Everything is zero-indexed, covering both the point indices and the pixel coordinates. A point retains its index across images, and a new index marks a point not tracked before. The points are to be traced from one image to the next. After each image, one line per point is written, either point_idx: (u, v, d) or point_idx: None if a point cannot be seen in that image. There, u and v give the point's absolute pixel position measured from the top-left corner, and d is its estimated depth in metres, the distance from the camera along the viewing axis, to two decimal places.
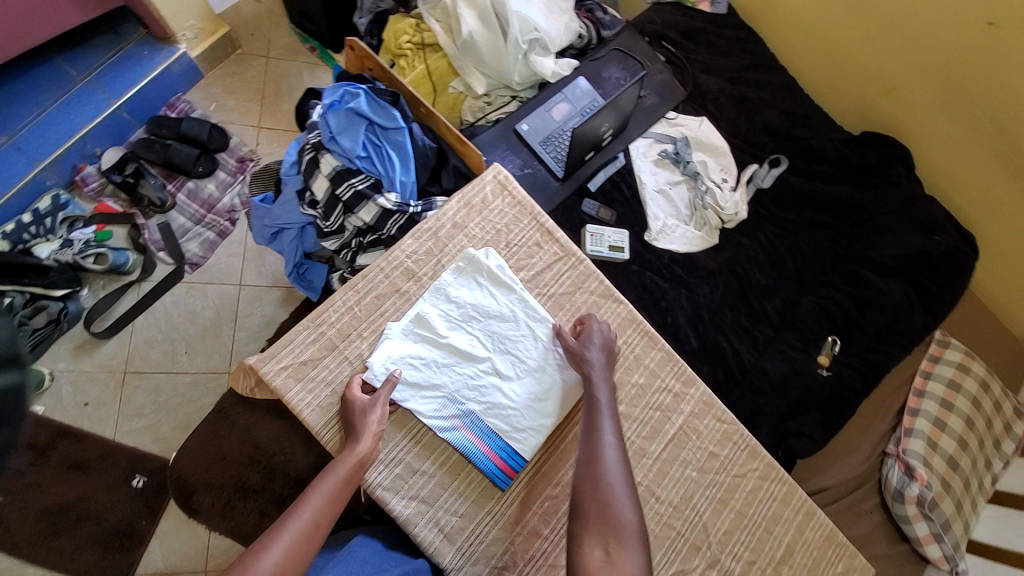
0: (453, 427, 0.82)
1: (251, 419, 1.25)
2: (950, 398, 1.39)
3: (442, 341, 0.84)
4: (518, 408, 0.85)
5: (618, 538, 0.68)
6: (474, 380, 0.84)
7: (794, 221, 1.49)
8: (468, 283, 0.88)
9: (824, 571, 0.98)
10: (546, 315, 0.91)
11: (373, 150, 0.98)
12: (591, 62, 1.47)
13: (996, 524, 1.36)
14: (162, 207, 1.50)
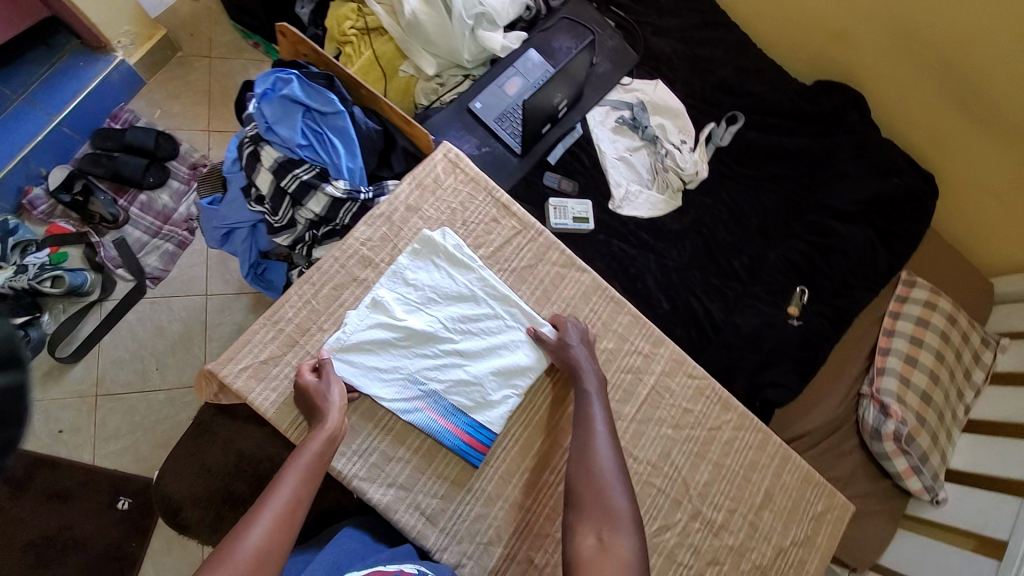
0: (416, 408, 0.83)
1: (234, 429, 1.15)
2: (917, 335, 1.43)
3: (400, 324, 0.84)
4: (481, 384, 0.86)
5: (610, 525, 0.71)
6: (435, 360, 0.84)
7: (755, 177, 1.51)
8: (424, 267, 0.87)
9: (804, 511, 1.01)
10: (507, 292, 0.91)
11: (314, 137, 0.91)
12: (540, 33, 1.45)
13: (970, 451, 1.42)
14: (116, 222, 1.45)
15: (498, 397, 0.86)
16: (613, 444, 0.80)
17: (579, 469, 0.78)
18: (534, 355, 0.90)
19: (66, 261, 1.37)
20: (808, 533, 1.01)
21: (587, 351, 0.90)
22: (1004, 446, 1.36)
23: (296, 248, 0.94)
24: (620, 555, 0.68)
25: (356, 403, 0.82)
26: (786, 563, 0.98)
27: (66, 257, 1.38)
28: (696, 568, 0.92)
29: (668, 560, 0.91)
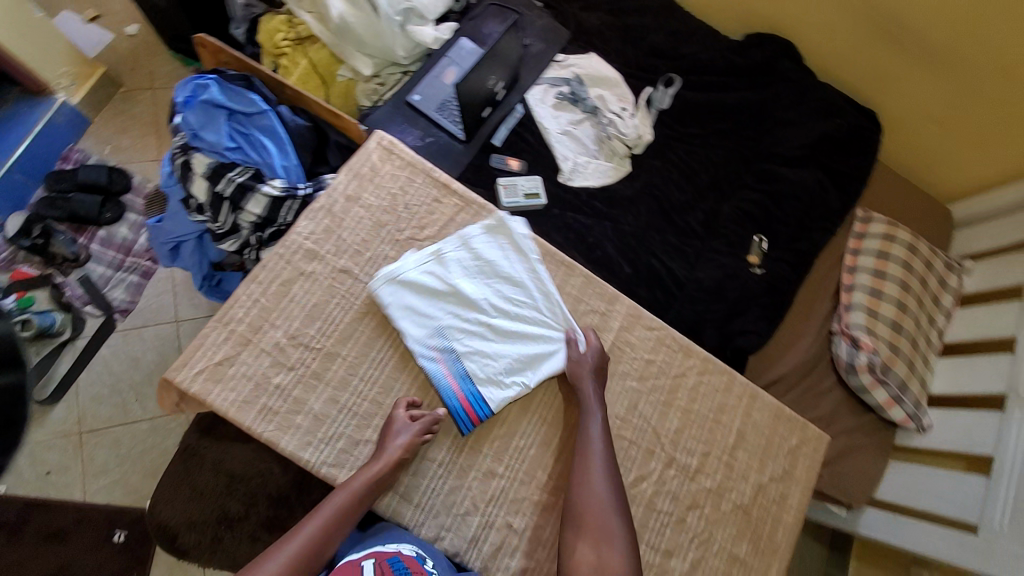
0: (432, 357, 0.86)
1: (220, 449, 1.09)
2: (880, 267, 1.45)
3: (451, 282, 0.88)
4: (498, 361, 0.88)
5: (607, 543, 0.77)
6: (468, 327, 0.88)
7: (699, 135, 1.54)
8: (491, 243, 0.93)
9: (779, 446, 1.02)
10: (555, 292, 0.94)
11: (242, 139, 0.96)
12: (470, 22, 1.47)
13: (948, 375, 1.44)
14: (78, 261, 1.45)
15: (511, 376, 0.88)
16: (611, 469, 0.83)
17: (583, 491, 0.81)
18: (561, 360, 0.91)
19: (33, 305, 1.38)
20: (785, 468, 1.02)
21: (595, 373, 0.90)
22: (967, 364, 1.41)
23: (243, 253, 0.94)
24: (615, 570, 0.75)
25: (317, 393, 0.82)
26: (767, 499, 0.99)
27: (33, 300, 1.38)
28: (676, 514, 0.93)
29: (648, 509, 0.92)
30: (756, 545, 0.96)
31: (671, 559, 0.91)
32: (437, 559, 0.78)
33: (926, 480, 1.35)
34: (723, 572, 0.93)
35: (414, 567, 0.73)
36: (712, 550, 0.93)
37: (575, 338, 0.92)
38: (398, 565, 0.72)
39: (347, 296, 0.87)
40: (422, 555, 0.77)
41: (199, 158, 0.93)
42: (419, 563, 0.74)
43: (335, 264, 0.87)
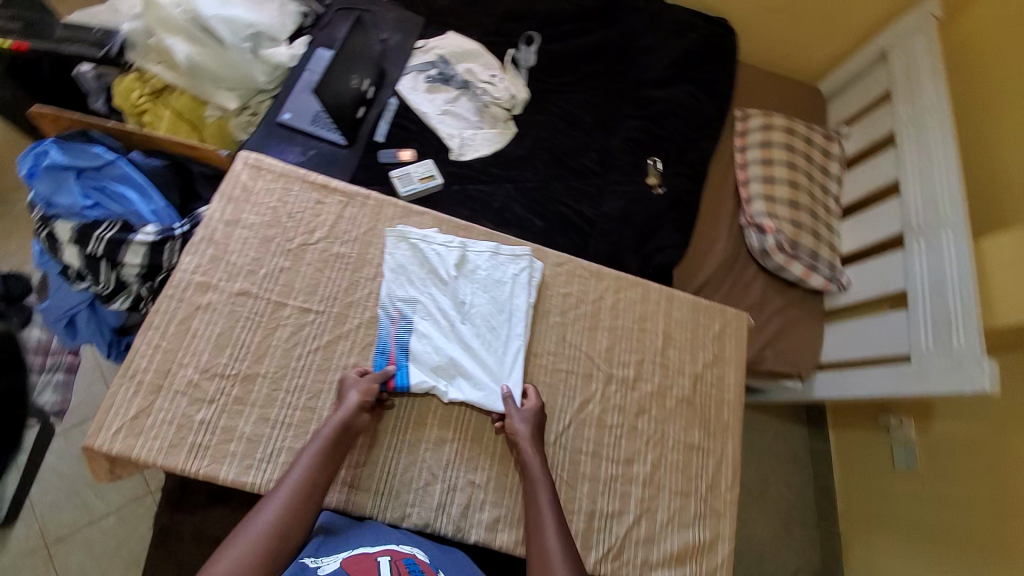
0: (390, 314, 0.93)
1: (199, 518, 1.08)
2: (766, 156, 1.55)
3: (452, 276, 0.97)
4: (435, 349, 0.92)
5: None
6: (434, 316, 0.94)
7: (572, 81, 1.61)
8: (500, 270, 1.00)
9: (704, 335, 1.10)
10: (523, 334, 0.97)
11: (99, 195, 1.00)
12: (322, 31, 1.48)
13: (854, 232, 1.52)
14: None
15: (439, 374, 0.91)
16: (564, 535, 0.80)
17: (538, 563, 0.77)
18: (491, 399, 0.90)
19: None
20: (715, 353, 1.09)
21: (534, 434, 0.88)
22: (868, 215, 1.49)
23: (137, 306, 0.99)
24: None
25: (245, 415, 0.83)
26: (706, 385, 1.06)
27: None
28: (627, 424, 0.99)
29: (599, 427, 0.97)
30: (706, 429, 1.03)
31: (633, 465, 0.97)
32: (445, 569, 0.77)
33: (859, 329, 1.42)
34: (683, 462, 0.99)
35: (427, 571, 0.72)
36: (668, 445, 1.00)
37: (510, 394, 0.90)
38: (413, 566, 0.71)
39: (251, 316, 0.88)
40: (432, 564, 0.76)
41: (60, 225, 0.96)
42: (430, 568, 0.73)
43: (231, 289, 0.88)
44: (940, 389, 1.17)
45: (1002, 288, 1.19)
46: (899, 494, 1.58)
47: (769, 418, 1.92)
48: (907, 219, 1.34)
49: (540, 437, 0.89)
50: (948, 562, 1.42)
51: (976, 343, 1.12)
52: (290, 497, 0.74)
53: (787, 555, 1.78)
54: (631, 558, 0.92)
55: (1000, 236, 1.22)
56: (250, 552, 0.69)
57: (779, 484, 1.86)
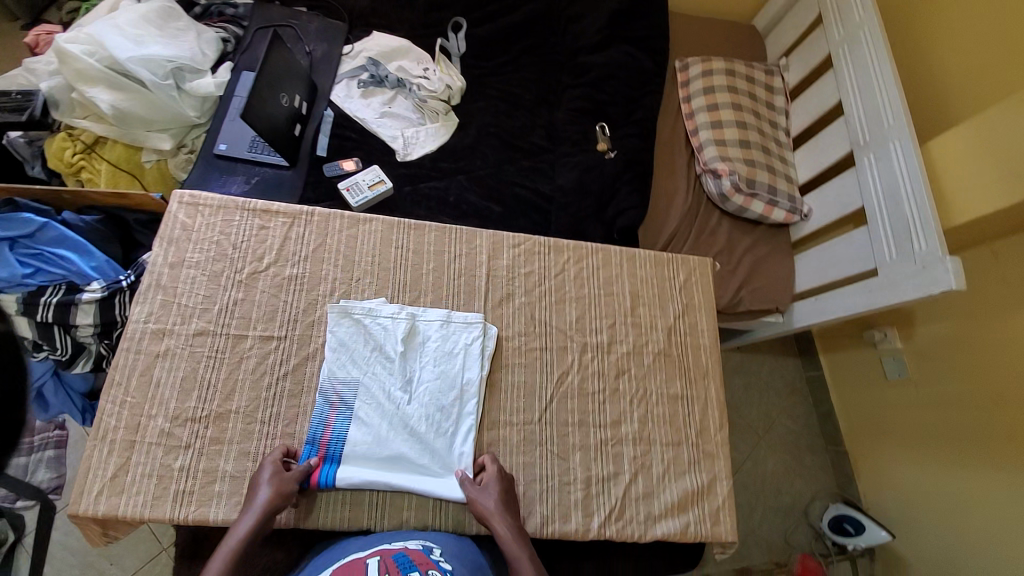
0: (330, 403, 0.88)
1: None
2: (711, 102, 1.54)
3: (399, 356, 0.93)
4: (373, 441, 0.87)
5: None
6: (379, 400, 0.90)
7: (506, 62, 1.60)
8: (447, 343, 0.95)
9: (671, 287, 1.11)
10: (475, 410, 0.93)
11: (35, 261, 0.98)
12: (245, 54, 1.48)
13: (809, 161, 1.53)
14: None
15: (387, 463, 0.86)
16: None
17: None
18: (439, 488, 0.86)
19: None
20: (685, 303, 1.11)
21: (505, 499, 0.84)
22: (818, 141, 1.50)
23: (100, 366, 1.00)
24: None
25: (224, 453, 0.83)
26: (680, 335, 1.08)
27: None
28: (608, 388, 1.00)
29: (581, 397, 0.99)
30: (687, 377, 1.05)
31: (620, 427, 0.98)
32: (444, 549, 0.77)
33: (825, 254, 1.42)
34: (669, 413, 1.01)
35: (419, 559, 0.69)
36: (652, 400, 1.01)
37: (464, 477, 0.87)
38: (404, 560, 0.68)
39: (213, 354, 0.88)
40: (426, 549, 0.74)
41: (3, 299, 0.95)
42: (424, 556, 0.71)
43: (188, 331, 0.89)
44: (910, 295, 1.15)
45: (955, 186, 1.20)
46: (895, 404, 1.62)
47: (762, 357, 1.95)
48: (855, 136, 1.34)
49: (509, 509, 0.84)
50: (954, 460, 1.45)
51: (936, 243, 1.10)
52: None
53: (802, 485, 1.82)
54: (635, 516, 0.93)
55: (947, 135, 1.23)
56: None
57: (782, 418, 1.89)
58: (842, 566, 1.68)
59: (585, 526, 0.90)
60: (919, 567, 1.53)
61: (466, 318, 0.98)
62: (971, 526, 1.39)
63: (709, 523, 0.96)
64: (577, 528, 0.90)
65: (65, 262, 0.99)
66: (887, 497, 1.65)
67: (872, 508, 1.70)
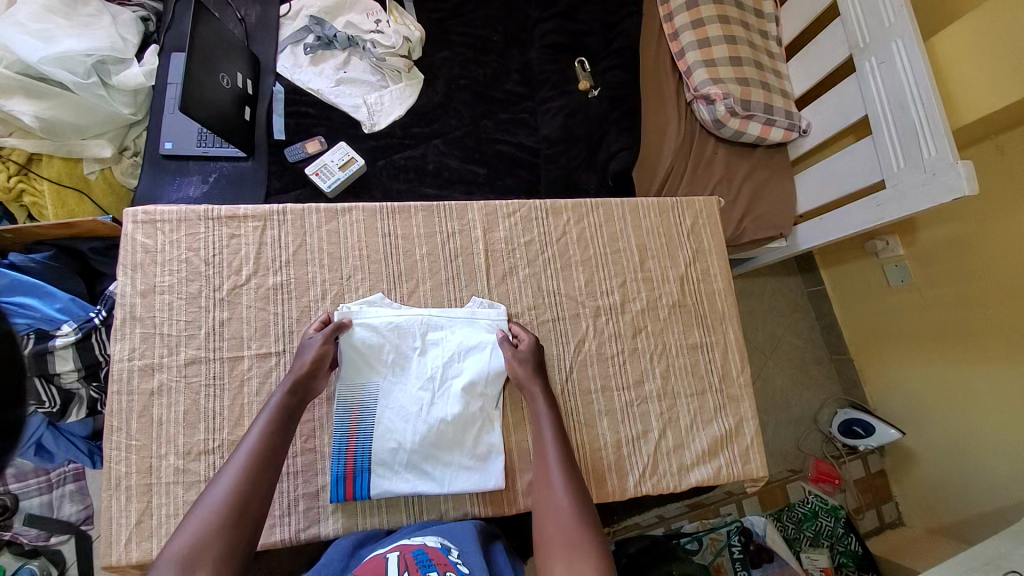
0: (347, 409, 0.85)
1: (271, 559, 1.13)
2: (696, 17, 1.37)
3: (413, 354, 0.89)
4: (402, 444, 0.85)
5: (579, 555, 0.68)
6: (399, 400, 0.87)
7: (466, 2, 1.44)
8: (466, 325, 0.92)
9: (680, 233, 1.06)
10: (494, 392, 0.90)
11: None
12: (169, 32, 1.31)
13: (804, 72, 1.42)
14: (8, 509, 1.22)
15: (415, 468, 0.84)
16: (567, 471, 0.78)
17: (545, 505, 0.76)
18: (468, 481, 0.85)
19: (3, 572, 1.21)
20: (695, 248, 1.06)
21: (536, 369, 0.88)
22: (813, 48, 1.38)
23: (95, 409, 0.95)
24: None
25: None
26: (693, 283, 1.04)
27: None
28: (627, 348, 0.97)
29: (601, 362, 0.96)
30: (705, 324, 1.02)
31: (643, 385, 0.96)
32: (461, 548, 0.74)
33: (827, 170, 1.34)
34: (690, 364, 0.99)
35: (438, 559, 0.68)
36: (672, 353, 0.99)
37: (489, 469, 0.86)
38: (424, 559, 0.67)
39: (210, 382, 0.83)
40: (445, 547, 0.73)
41: None
42: (442, 555, 0.70)
43: (178, 362, 0.83)
44: (920, 206, 1.09)
45: (960, 83, 1.12)
46: (899, 310, 1.63)
47: (765, 281, 1.93)
48: (853, 40, 1.23)
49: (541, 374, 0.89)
50: (958, 356, 1.48)
51: (945, 147, 1.03)
52: (250, 463, 0.70)
53: (810, 397, 1.87)
54: (668, 469, 0.93)
55: (951, 27, 1.14)
56: (207, 528, 0.62)
57: (788, 336, 1.91)
58: (854, 465, 1.75)
59: (621, 487, 0.90)
60: (925, 457, 1.63)
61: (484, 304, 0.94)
62: (980, 419, 1.44)
63: (740, 463, 0.96)
64: (613, 490, 0.90)
65: (23, 308, 0.89)
66: (897, 401, 1.69)
67: (882, 412, 1.75)
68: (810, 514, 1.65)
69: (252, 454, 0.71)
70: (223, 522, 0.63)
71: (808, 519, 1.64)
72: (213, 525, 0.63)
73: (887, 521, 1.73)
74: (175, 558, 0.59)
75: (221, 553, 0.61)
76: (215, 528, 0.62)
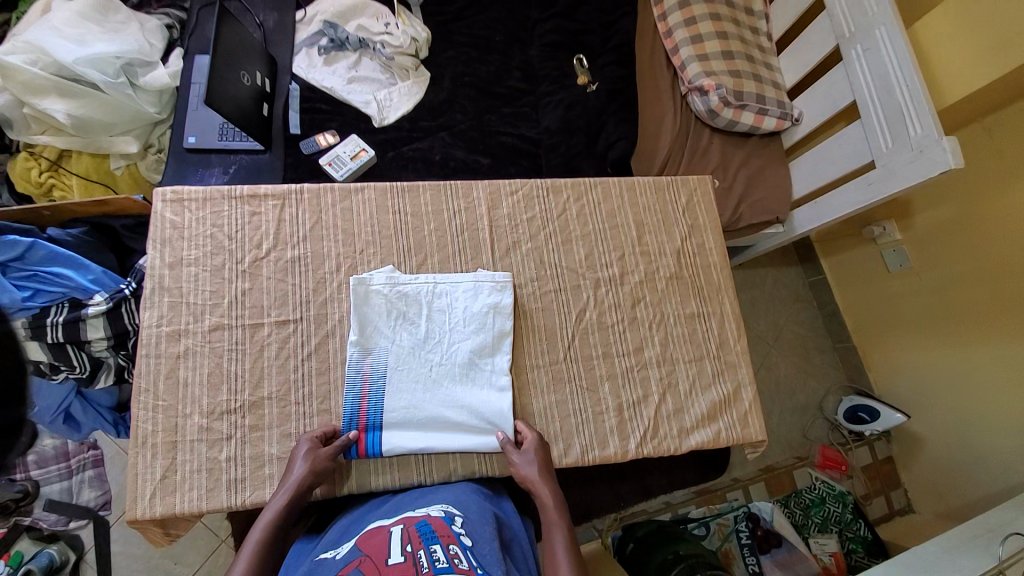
0: (359, 371, 0.89)
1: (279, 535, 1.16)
2: (688, 15, 1.43)
3: (423, 322, 0.93)
4: (415, 404, 0.88)
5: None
6: (411, 364, 0.91)
7: (470, 6, 1.53)
8: (474, 294, 0.95)
9: (675, 210, 1.11)
10: (501, 357, 0.94)
11: (32, 282, 0.95)
12: (193, 37, 1.41)
13: (794, 63, 1.48)
14: (30, 495, 1.27)
15: (425, 427, 0.88)
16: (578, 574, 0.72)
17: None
18: (480, 442, 0.88)
19: (23, 556, 1.27)
20: (690, 223, 1.10)
21: (543, 468, 0.84)
22: (803, 40, 1.44)
23: (123, 376, 1.01)
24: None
25: (266, 438, 0.85)
26: (690, 257, 1.08)
27: (19, 553, 1.27)
28: (626, 318, 1.01)
29: (601, 330, 1.00)
30: (702, 296, 1.06)
31: (643, 352, 1.00)
32: (466, 517, 0.75)
33: (819, 156, 1.39)
34: (688, 333, 1.03)
35: (441, 531, 0.68)
36: (670, 322, 1.03)
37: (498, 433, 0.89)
38: (427, 531, 0.67)
39: (232, 347, 0.88)
40: (449, 517, 0.73)
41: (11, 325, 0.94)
42: (445, 525, 0.70)
43: (203, 328, 0.88)
44: (907, 183, 1.13)
45: (944, 63, 1.17)
46: (899, 295, 1.65)
47: (766, 271, 1.96)
48: (839, 29, 1.29)
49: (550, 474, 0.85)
50: (957, 337, 1.50)
51: (930, 124, 1.07)
52: None
53: (815, 385, 1.88)
54: (669, 432, 0.96)
55: (932, 14, 1.19)
56: None
57: (790, 325, 1.94)
58: (861, 452, 1.75)
59: (623, 450, 0.93)
60: (932, 440, 1.63)
61: (494, 278, 0.97)
62: (981, 398, 1.46)
63: (739, 428, 0.98)
64: (616, 453, 0.93)
65: (60, 279, 0.96)
66: (902, 386, 1.70)
67: (886, 397, 1.76)
68: (817, 500, 1.64)
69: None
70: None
71: (816, 505, 1.63)
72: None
73: (897, 509, 1.72)
74: None
75: None
76: None
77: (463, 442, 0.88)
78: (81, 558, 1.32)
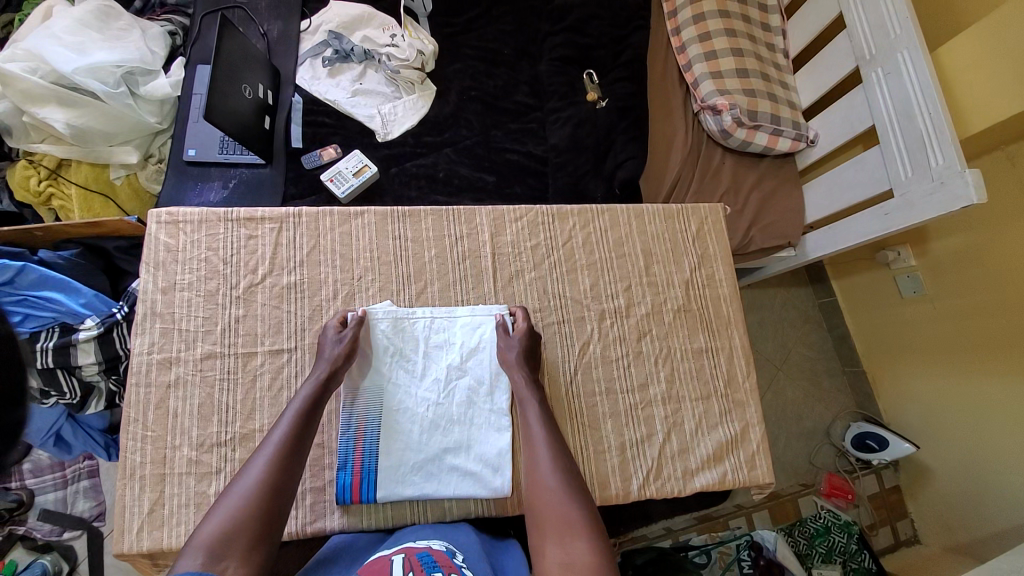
0: (353, 414, 0.86)
1: None
2: (702, 30, 1.39)
3: (421, 356, 0.91)
4: (410, 445, 0.86)
5: (575, 537, 0.68)
6: (407, 405, 0.88)
7: (478, 19, 1.50)
8: (472, 326, 0.93)
9: (684, 239, 1.07)
10: (502, 392, 0.91)
11: (22, 306, 0.94)
12: (196, 47, 1.38)
13: (812, 83, 1.43)
14: (23, 504, 1.27)
15: (421, 471, 0.85)
16: (559, 460, 0.78)
17: (535, 489, 0.76)
18: (477, 488, 0.85)
19: (16, 566, 1.24)
20: (700, 253, 1.07)
21: (524, 360, 0.89)
22: (820, 60, 1.40)
23: (114, 401, 1.00)
24: (584, 563, 0.64)
25: None
26: (699, 288, 1.05)
27: (13, 562, 1.25)
28: (631, 352, 0.98)
29: (606, 364, 0.97)
30: (710, 329, 1.02)
31: (649, 388, 0.97)
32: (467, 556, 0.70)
33: (834, 180, 1.34)
34: (695, 369, 0.99)
35: (443, 562, 0.63)
36: (677, 357, 0.99)
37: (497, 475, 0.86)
38: (429, 561, 0.62)
39: (224, 376, 0.86)
40: (450, 552, 0.68)
41: None
42: (447, 558, 0.65)
43: (195, 356, 0.86)
44: (929, 214, 1.07)
45: (966, 90, 1.13)
46: (909, 320, 1.62)
47: (776, 292, 1.92)
48: (859, 51, 1.24)
49: (530, 363, 0.89)
50: (970, 367, 1.45)
51: (953, 155, 1.03)
52: (279, 452, 0.71)
53: (822, 410, 1.84)
54: (673, 474, 0.92)
55: (957, 39, 1.14)
56: (242, 508, 0.65)
57: (799, 347, 1.89)
58: (867, 480, 1.71)
59: (624, 490, 0.90)
60: (941, 474, 1.58)
61: (491, 310, 0.94)
62: (993, 429, 1.41)
63: (745, 470, 0.95)
64: (618, 492, 0.90)
65: (50, 302, 0.94)
66: (911, 415, 1.66)
67: (894, 426, 1.72)
68: (822, 529, 1.60)
69: (273, 454, 0.71)
70: (251, 511, 0.65)
71: (820, 535, 1.59)
72: (241, 517, 0.64)
73: (901, 539, 1.68)
74: (203, 546, 0.60)
75: (248, 542, 0.63)
76: (247, 513, 0.64)
77: (459, 488, 0.85)
78: (74, 569, 1.28)
